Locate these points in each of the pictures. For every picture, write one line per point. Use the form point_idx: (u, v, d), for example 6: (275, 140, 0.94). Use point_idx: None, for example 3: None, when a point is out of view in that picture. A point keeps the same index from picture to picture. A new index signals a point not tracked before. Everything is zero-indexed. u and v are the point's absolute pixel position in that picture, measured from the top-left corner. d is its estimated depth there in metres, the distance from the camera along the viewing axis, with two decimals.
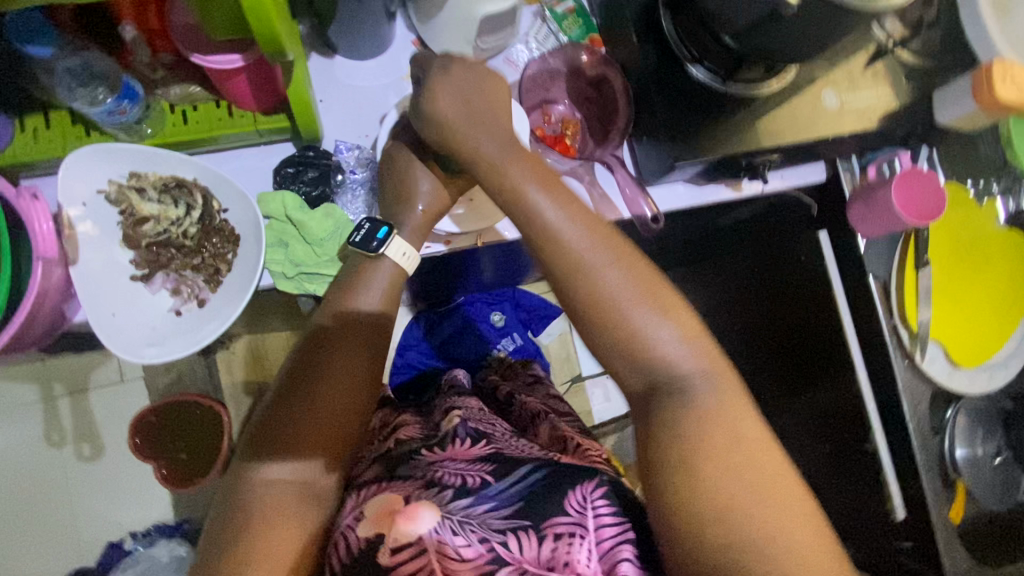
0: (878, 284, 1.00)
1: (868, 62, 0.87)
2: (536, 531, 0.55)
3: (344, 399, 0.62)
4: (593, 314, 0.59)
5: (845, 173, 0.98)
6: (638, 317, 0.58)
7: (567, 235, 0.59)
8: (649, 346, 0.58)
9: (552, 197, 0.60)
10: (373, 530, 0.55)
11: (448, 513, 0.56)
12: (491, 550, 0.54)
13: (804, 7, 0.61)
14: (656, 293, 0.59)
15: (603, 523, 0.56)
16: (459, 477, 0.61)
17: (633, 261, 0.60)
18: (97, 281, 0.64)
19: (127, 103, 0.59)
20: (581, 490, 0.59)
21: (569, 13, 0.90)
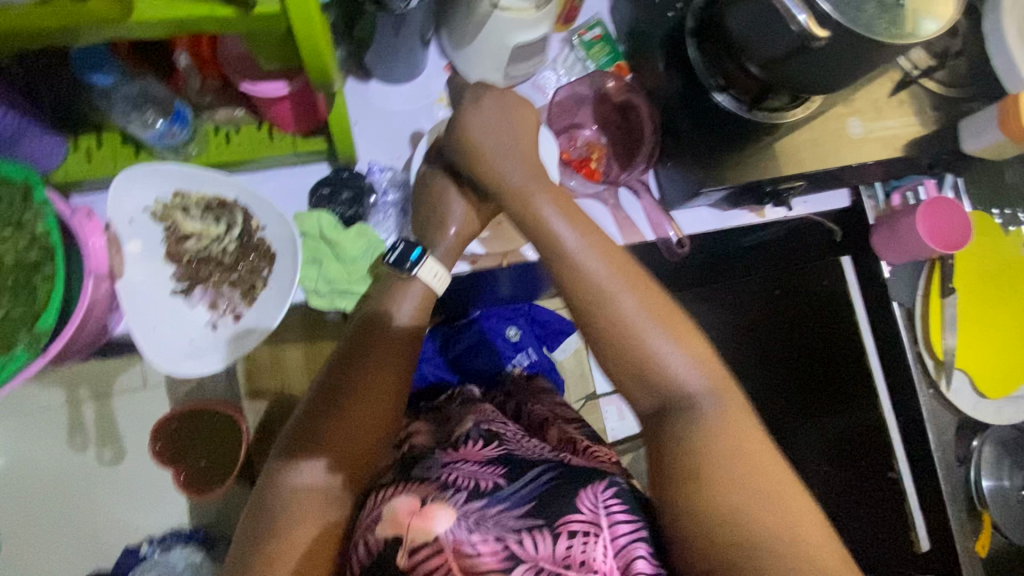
0: (903, 311, 0.99)
1: (893, 91, 0.89)
2: (550, 530, 0.54)
3: (369, 410, 0.63)
4: (615, 355, 0.60)
5: (870, 199, 0.99)
6: (654, 338, 0.58)
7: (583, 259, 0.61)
8: (656, 377, 0.58)
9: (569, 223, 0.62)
10: (391, 531, 0.56)
11: (463, 514, 0.56)
12: (506, 548, 0.53)
13: (833, 39, 0.62)
14: (670, 318, 0.59)
15: (616, 519, 0.55)
16: (473, 480, 0.59)
17: (651, 297, 0.60)
18: (142, 296, 0.66)
19: (177, 127, 0.62)
20: (593, 489, 0.57)
21: (597, 40, 0.90)
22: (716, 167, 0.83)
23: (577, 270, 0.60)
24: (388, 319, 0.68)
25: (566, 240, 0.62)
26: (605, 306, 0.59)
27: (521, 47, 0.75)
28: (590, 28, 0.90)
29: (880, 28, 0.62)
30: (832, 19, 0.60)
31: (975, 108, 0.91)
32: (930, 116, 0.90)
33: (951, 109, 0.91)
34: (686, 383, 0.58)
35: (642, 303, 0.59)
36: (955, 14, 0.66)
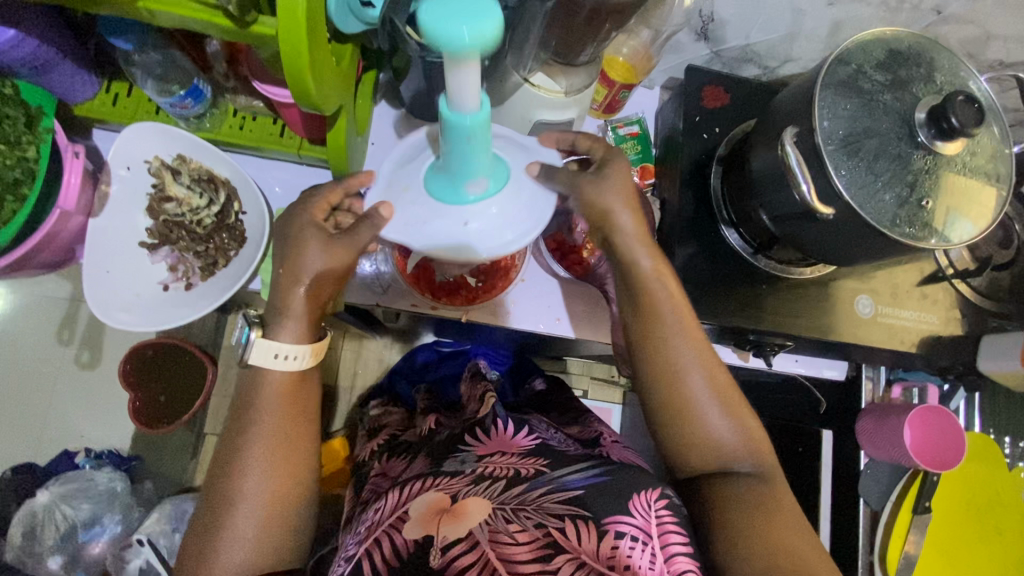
0: (867, 513, 0.90)
1: (920, 281, 0.83)
2: (596, 525, 0.57)
3: (288, 434, 0.62)
4: (671, 403, 0.62)
5: (869, 380, 0.92)
6: (707, 407, 0.62)
7: (659, 305, 0.63)
8: (696, 429, 0.62)
9: (658, 270, 0.64)
10: (422, 532, 0.60)
11: (501, 503, 0.61)
12: (547, 534, 0.57)
13: (837, 217, 0.59)
14: (727, 393, 0.63)
15: (667, 531, 0.57)
16: (510, 469, 0.66)
17: (704, 352, 0.63)
18: (108, 238, 0.69)
19: (190, 100, 0.66)
20: (644, 497, 0.59)
21: (631, 136, 0.88)
22: (700, 297, 0.79)
23: (660, 330, 0.63)
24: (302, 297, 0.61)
25: (655, 293, 0.63)
26: (677, 383, 0.62)
27: (544, 123, 0.76)
28: (629, 124, 0.89)
29: (889, 223, 0.58)
30: (838, 199, 0.58)
31: (1005, 328, 0.84)
32: (952, 321, 0.83)
33: (979, 320, 0.84)
34: (728, 454, 0.62)
35: (712, 388, 0.62)
36: (992, 221, 0.61)
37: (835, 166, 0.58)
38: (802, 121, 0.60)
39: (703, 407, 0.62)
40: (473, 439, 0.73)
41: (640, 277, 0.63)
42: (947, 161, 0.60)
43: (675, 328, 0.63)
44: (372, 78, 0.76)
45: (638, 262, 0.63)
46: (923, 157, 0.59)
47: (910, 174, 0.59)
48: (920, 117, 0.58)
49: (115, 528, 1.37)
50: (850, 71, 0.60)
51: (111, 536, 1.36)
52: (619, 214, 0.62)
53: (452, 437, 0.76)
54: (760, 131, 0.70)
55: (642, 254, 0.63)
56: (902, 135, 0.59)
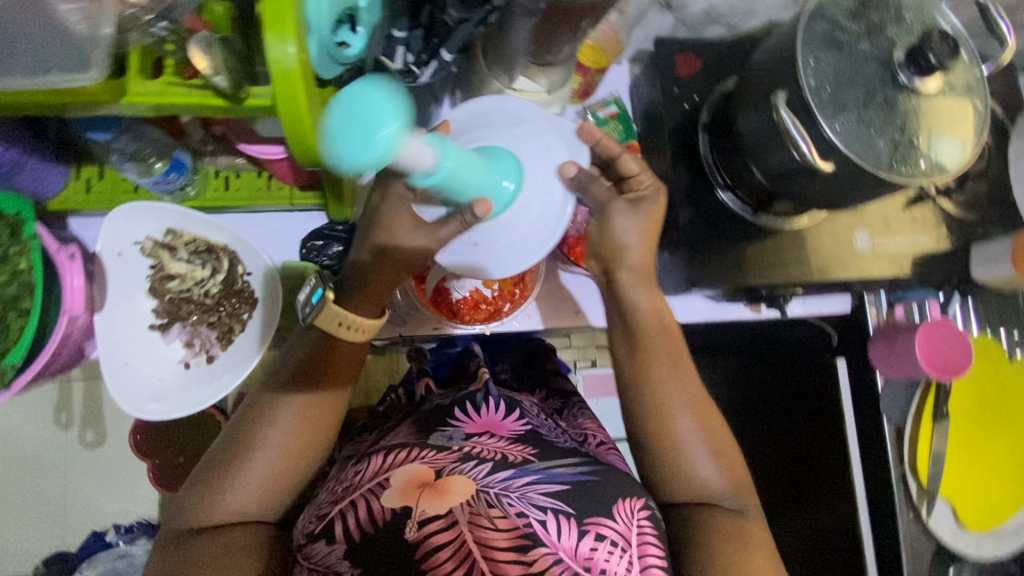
0: (892, 429, 0.96)
1: (907, 206, 0.87)
2: (579, 524, 0.56)
3: (312, 414, 0.63)
4: (662, 435, 0.65)
5: (872, 306, 0.97)
6: (695, 442, 0.65)
7: (653, 338, 0.66)
8: (684, 462, 0.65)
9: (654, 302, 0.67)
10: (400, 503, 0.57)
11: (486, 486, 0.58)
12: (529, 524, 0.55)
13: (837, 171, 0.61)
14: (716, 432, 0.66)
15: (645, 540, 0.58)
16: (499, 454, 0.64)
17: (695, 389, 0.67)
18: (116, 328, 0.66)
19: (174, 174, 0.63)
20: (629, 505, 0.61)
21: (611, 117, 0.87)
22: (710, 266, 0.81)
23: (650, 367, 0.66)
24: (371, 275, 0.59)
25: (649, 324, 0.66)
26: (667, 419, 0.65)
27: None
28: (606, 105, 0.88)
29: (886, 166, 0.60)
30: (837, 152, 0.59)
31: (990, 234, 0.89)
32: (942, 237, 0.87)
33: (966, 232, 0.88)
34: (711, 488, 0.65)
35: (700, 428, 0.65)
36: (977, 139, 0.64)
37: (828, 122, 0.59)
38: (789, 83, 0.61)
39: (690, 440, 0.64)
40: (463, 414, 0.72)
41: (637, 316, 0.66)
42: (927, 96, 0.62)
43: (665, 363, 0.66)
44: None
45: (632, 292, 0.66)
46: (907, 97, 0.61)
47: (897, 117, 0.61)
48: (900, 58, 0.59)
49: None
50: (826, 24, 0.62)
51: None
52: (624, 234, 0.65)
53: (439, 409, 0.74)
54: (743, 94, 0.70)
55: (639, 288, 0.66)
56: (884, 79, 0.61)
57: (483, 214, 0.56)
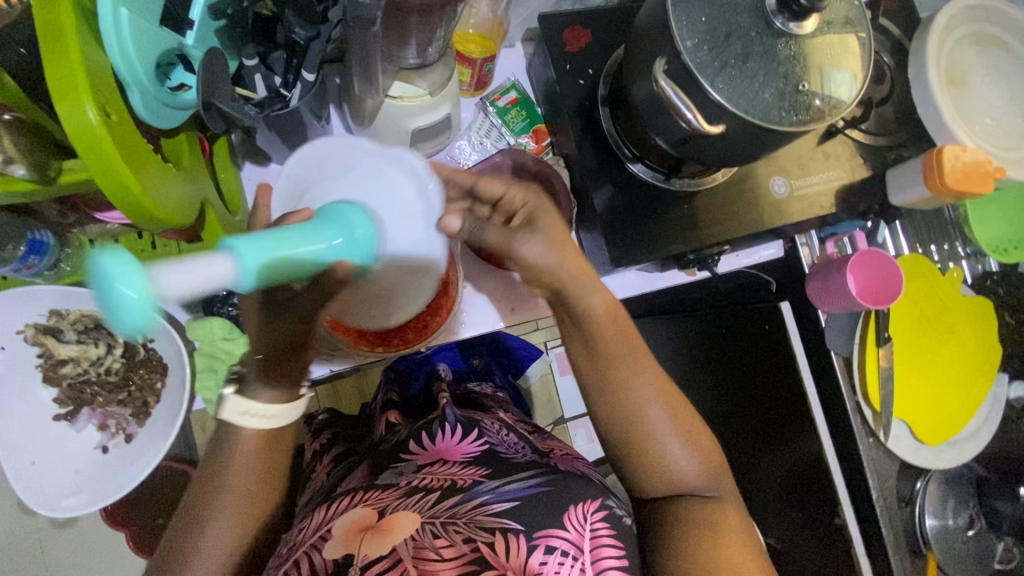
0: (841, 361, 0.97)
1: (820, 142, 0.87)
2: (528, 539, 0.55)
3: (255, 492, 0.59)
4: (630, 422, 0.61)
5: (804, 246, 0.98)
6: (668, 431, 0.61)
7: (609, 326, 0.61)
8: (657, 452, 0.61)
9: (604, 296, 0.62)
10: (342, 551, 0.56)
11: (431, 518, 0.57)
12: (475, 549, 0.54)
13: (729, 130, 0.60)
14: (689, 421, 0.63)
15: (600, 543, 0.56)
16: (449, 479, 0.62)
17: (663, 378, 0.63)
18: (17, 428, 0.62)
19: (35, 256, 0.58)
20: (582, 510, 0.58)
21: (512, 104, 0.86)
22: (634, 243, 0.79)
23: (614, 361, 0.61)
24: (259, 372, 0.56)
25: (606, 316, 0.61)
26: (638, 408, 0.61)
27: (421, 129, 0.72)
28: (505, 92, 0.86)
29: (778, 118, 0.59)
30: (725, 112, 0.58)
31: (903, 156, 0.89)
32: (857, 168, 0.88)
33: (879, 158, 0.89)
34: (687, 479, 0.62)
35: (672, 416, 0.62)
36: (865, 71, 0.63)
37: (710, 81, 0.57)
38: (667, 48, 0.59)
39: (663, 433, 0.61)
40: (417, 446, 0.70)
41: (592, 319, 0.61)
42: (808, 39, 0.61)
43: (626, 351, 0.62)
44: (223, 143, 0.68)
45: (579, 296, 0.61)
46: (787, 44, 0.60)
47: (780, 65, 0.60)
48: (772, 5, 0.58)
49: None
50: None
51: None
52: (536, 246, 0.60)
53: (396, 445, 0.72)
54: (631, 62, 0.68)
55: (590, 286, 0.61)
56: (760, 28, 0.59)
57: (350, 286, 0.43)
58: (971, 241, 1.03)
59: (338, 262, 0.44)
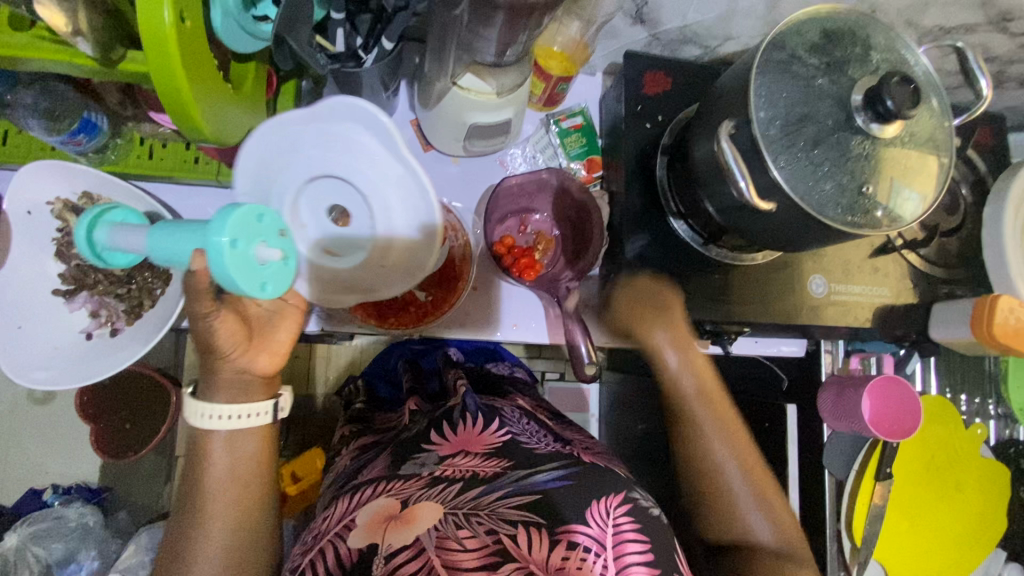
0: (833, 482, 0.91)
1: (871, 255, 0.83)
2: (551, 534, 0.59)
3: (238, 491, 0.64)
4: (699, 473, 0.75)
5: (828, 353, 0.93)
6: (737, 484, 0.74)
7: (688, 391, 0.77)
8: (725, 500, 0.74)
9: (690, 370, 0.78)
10: (365, 542, 0.60)
11: (454, 508, 0.61)
12: (498, 540, 0.58)
13: (780, 210, 0.58)
14: (762, 484, 0.74)
15: (623, 539, 0.60)
16: (471, 471, 0.67)
17: (739, 441, 0.76)
18: (17, 290, 0.64)
19: (84, 136, 0.60)
20: (604, 505, 0.62)
21: (574, 129, 0.85)
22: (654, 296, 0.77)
23: (693, 424, 0.76)
24: (232, 363, 0.61)
25: (686, 383, 0.77)
26: (708, 462, 0.75)
27: (479, 125, 0.73)
28: (571, 116, 0.85)
29: (834, 214, 0.57)
30: (780, 192, 0.56)
31: (955, 294, 0.85)
32: (903, 292, 0.84)
33: (930, 288, 0.84)
34: (757, 533, 0.72)
35: (746, 476, 0.74)
36: (935, 195, 0.61)
37: (775, 159, 0.55)
38: (738, 113, 0.58)
39: (728, 477, 0.74)
40: (438, 437, 0.74)
41: (676, 386, 0.78)
42: (887, 143, 0.59)
43: (705, 416, 0.76)
44: (293, 85, 0.70)
45: (671, 364, 0.77)
46: (862, 142, 0.58)
47: (850, 161, 0.58)
48: (858, 100, 0.56)
49: (93, 563, 1.20)
50: (784, 56, 0.58)
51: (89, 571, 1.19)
52: (657, 332, 0.76)
53: (418, 435, 0.77)
54: (700, 121, 0.67)
55: (675, 358, 0.77)
56: (839, 121, 0.57)
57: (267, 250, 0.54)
58: (1006, 401, 0.96)
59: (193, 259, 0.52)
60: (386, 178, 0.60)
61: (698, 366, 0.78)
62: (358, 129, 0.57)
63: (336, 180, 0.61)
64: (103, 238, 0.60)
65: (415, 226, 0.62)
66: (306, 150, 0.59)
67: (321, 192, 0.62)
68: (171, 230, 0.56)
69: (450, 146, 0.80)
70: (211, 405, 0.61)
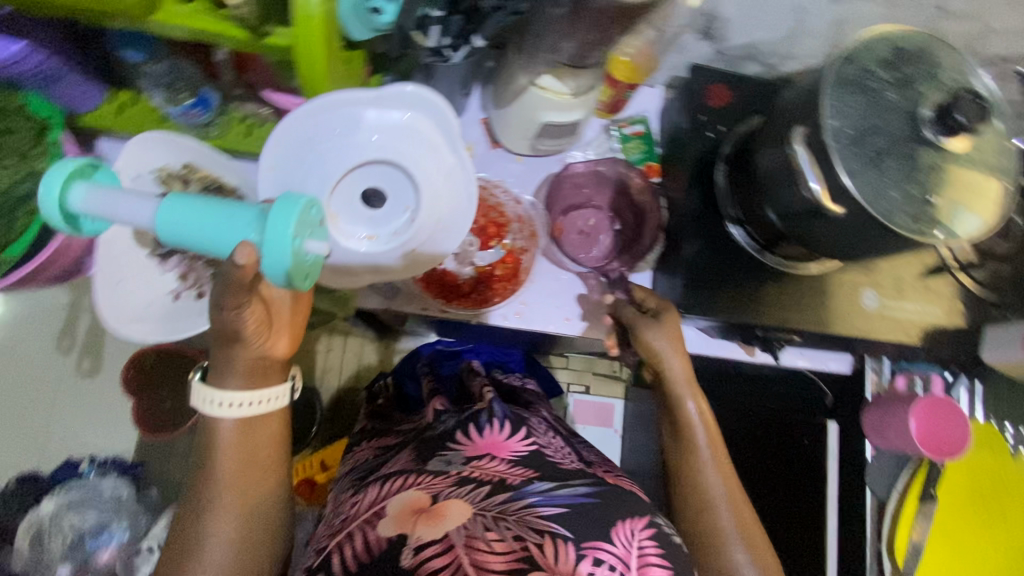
0: (874, 501, 0.92)
1: (923, 274, 0.85)
2: (576, 547, 0.53)
3: (246, 475, 0.63)
4: (691, 510, 0.68)
5: (874, 372, 0.93)
6: (728, 530, 0.66)
7: (697, 435, 0.72)
8: (714, 549, 0.66)
9: (697, 405, 0.72)
10: (397, 529, 0.58)
11: (483, 510, 0.57)
12: (524, 548, 0.53)
13: (848, 216, 0.60)
14: (754, 538, 0.66)
15: (647, 562, 0.55)
16: (499, 476, 0.62)
17: (731, 481, 0.70)
18: (120, 250, 0.69)
19: (198, 109, 0.66)
20: (630, 526, 0.57)
21: (636, 135, 0.90)
22: (708, 296, 0.79)
23: (693, 457, 0.71)
24: (253, 349, 0.61)
25: (693, 419, 0.72)
26: (702, 496, 0.69)
27: (551, 125, 0.77)
28: (633, 123, 0.90)
29: (903, 222, 0.59)
30: (847, 195, 0.58)
31: (1008, 318, 0.86)
32: (956, 313, 0.85)
33: (981, 310, 0.85)
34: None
35: (737, 523, 0.67)
36: (999, 216, 0.62)
37: (845, 164, 0.58)
38: (809, 119, 0.61)
39: (720, 516, 0.67)
40: (464, 436, 0.71)
41: (685, 418, 0.72)
42: (953, 157, 0.61)
43: (706, 453, 0.71)
44: (376, 83, 0.74)
45: (682, 401, 0.72)
46: (929, 153, 0.60)
47: (918, 171, 0.60)
48: (927, 114, 0.59)
49: (124, 535, 1.18)
50: (857, 70, 0.61)
51: (118, 544, 1.17)
52: (671, 363, 0.73)
53: (443, 434, 0.73)
54: (765, 132, 0.70)
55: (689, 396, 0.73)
56: (908, 133, 0.60)
57: (318, 246, 0.52)
58: None
59: (236, 251, 0.48)
60: (432, 160, 0.66)
61: (702, 404, 0.73)
62: (417, 115, 0.65)
63: (384, 164, 0.66)
64: (77, 201, 0.57)
65: (450, 205, 0.68)
66: (366, 134, 0.65)
67: (362, 176, 0.67)
68: (204, 209, 0.53)
69: (518, 144, 0.84)
70: (220, 391, 0.62)
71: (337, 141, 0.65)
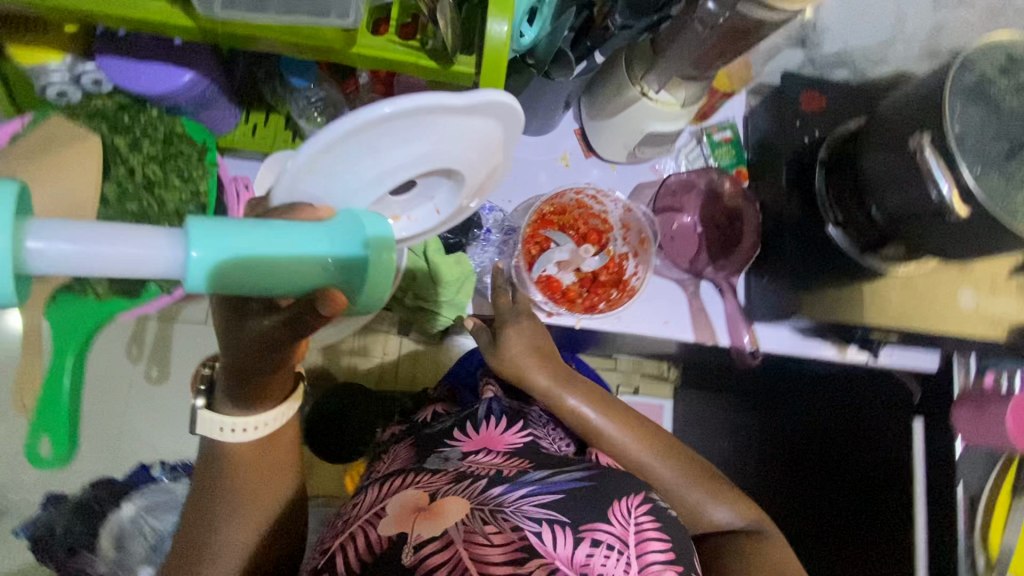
0: (965, 496, 0.89)
1: (1014, 271, 0.86)
2: (574, 532, 0.55)
3: (260, 484, 0.60)
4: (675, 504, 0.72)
5: (961, 369, 0.95)
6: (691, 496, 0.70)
7: (622, 439, 0.72)
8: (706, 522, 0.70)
9: (597, 409, 0.73)
10: (397, 528, 0.55)
11: (480, 504, 0.57)
12: (525, 538, 0.54)
13: (971, 218, 0.62)
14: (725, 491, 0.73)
15: (647, 537, 0.56)
16: (495, 469, 0.63)
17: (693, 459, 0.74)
18: None
19: None
20: (626, 504, 0.59)
21: (724, 141, 0.93)
22: (810, 297, 0.82)
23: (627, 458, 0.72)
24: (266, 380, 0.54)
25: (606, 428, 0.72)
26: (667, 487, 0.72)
27: (655, 134, 0.79)
28: (722, 129, 0.93)
29: None
30: (976, 198, 0.60)
31: None
32: None
33: None
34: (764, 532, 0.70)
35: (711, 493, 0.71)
36: None
37: (969, 166, 0.60)
38: (933, 126, 0.63)
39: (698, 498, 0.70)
40: (461, 434, 0.72)
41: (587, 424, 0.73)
42: None
43: (644, 454, 0.72)
44: None
45: (583, 414, 0.72)
46: None
47: None
48: None
49: None
50: (975, 77, 0.63)
51: None
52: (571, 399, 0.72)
53: (440, 431, 0.73)
54: (870, 135, 0.72)
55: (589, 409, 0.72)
56: None
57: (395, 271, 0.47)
58: None
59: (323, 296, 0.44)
60: (483, 166, 0.56)
61: (609, 411, 0.73)
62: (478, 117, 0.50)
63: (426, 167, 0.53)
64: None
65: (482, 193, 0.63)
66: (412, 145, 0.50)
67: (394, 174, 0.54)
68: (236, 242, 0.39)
69: (615, 152, 0.87)
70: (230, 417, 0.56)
71: (374, 150, 0.49)
